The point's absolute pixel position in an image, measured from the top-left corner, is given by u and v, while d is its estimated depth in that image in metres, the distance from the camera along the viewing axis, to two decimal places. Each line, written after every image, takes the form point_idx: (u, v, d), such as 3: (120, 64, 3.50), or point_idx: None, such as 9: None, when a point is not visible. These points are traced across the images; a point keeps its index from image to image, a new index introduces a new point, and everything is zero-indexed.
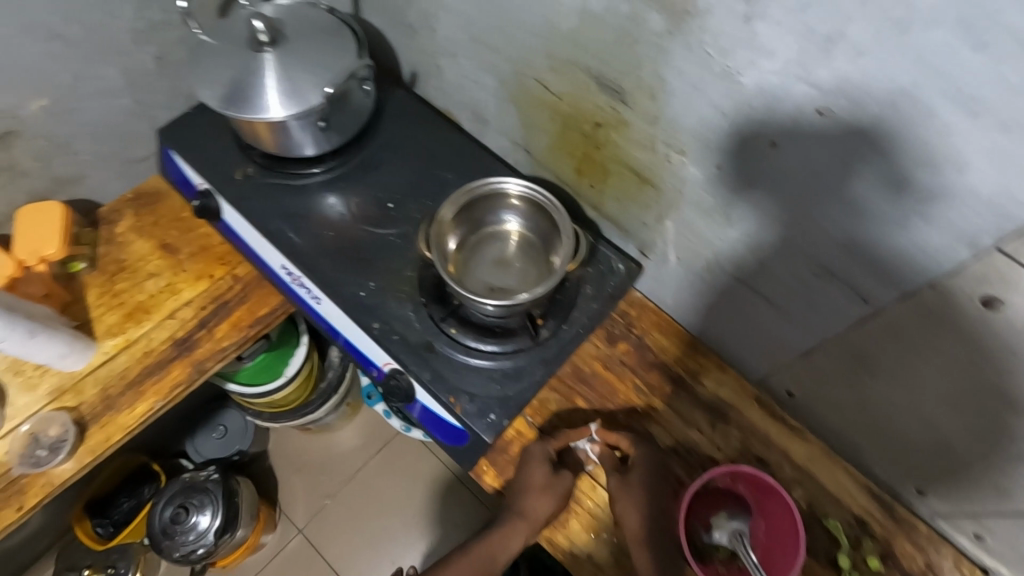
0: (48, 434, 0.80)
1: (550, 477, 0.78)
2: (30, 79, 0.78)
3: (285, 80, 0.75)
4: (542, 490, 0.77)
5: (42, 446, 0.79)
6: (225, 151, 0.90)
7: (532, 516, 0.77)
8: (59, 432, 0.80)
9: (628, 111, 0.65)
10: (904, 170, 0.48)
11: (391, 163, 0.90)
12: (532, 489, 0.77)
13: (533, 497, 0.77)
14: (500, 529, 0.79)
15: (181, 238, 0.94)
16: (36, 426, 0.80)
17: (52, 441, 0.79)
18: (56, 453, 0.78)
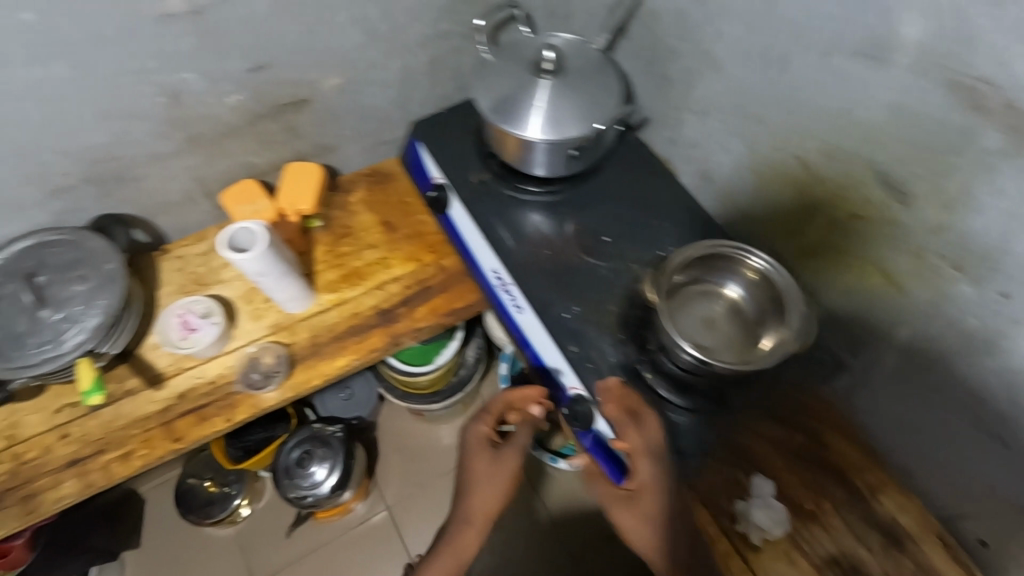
0: (265, 362, 0.91)
1: (491, 458, 0.84)
2: (338, 60, 0.90)
3: (557, 109, 0.81)
4: (478, 459, 0.84)
5: (258, 371, 0.90)
6: (465, 154, 0.98)
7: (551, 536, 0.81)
8: (275, 362, 0.90)
9: (904, 213, 0.64)
10: None
11: (610, 199, 0.94)
12: (472, 460, 0.85)
13: (476, 466, 0.84)
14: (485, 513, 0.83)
15: (401, 220, 1.03)
16: (257, 352, 0.91)
17: (266, 368, 0.90)
18: (269, 379, 0.89)
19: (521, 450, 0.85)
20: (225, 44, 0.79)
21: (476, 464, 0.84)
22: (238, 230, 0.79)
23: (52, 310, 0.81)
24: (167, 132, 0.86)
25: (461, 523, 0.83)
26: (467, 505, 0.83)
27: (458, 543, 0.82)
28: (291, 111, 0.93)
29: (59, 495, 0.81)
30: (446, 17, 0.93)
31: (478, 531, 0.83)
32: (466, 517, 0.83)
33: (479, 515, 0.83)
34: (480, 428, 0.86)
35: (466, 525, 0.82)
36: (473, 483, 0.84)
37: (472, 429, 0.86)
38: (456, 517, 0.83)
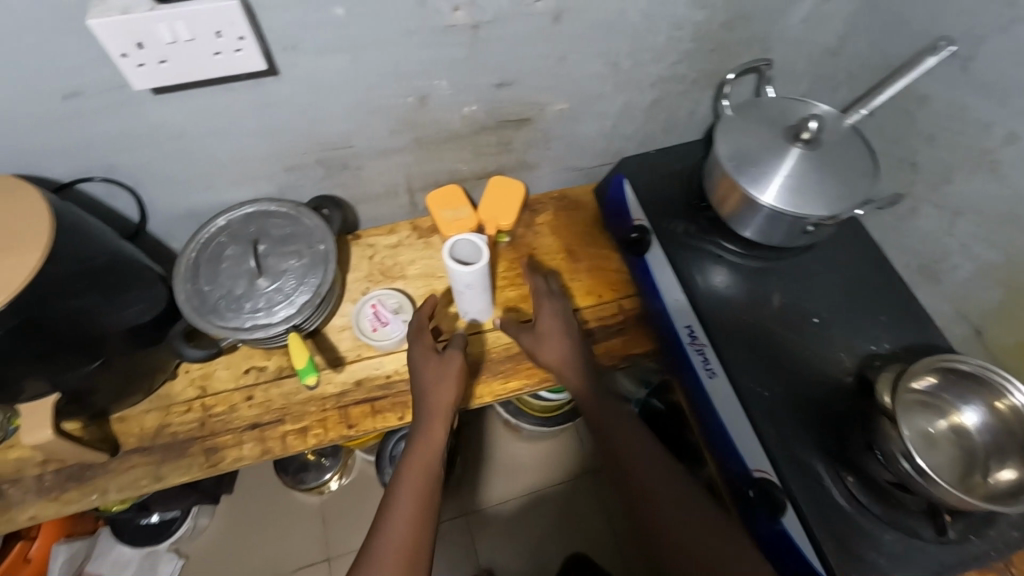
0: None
1: (439, 361, 0.83)
2: (574, 87, 0.89)
3: (807, 181, 0.78)
4: (432, 360, 0.83)
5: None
6: (671, 201, 0.95)
7: (437, 389, 0.82)
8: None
9: None
10: None
11: (821, 278, 0.89)
12: (427, 358, 0.83)
13: (427, 361, 0.83)
14: (439, 402, 0.80)
15: (584, 250, 1.02)
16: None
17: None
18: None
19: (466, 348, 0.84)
20: (484, 59, 0.80)
21: (424, 359, 0.83)
22: (461, 241, 0.82)
23: (268, 280, 0.85)
24: (400, 129, 0.88)
25: (424, 415, 0.80)
26: (430, 405, 0.80)
27: (425, 431, 0.79)
28: (511, 127, 0.93)
29: (237, 455, 0.84)
30: (688, 61, 0.90)
31: (442, 426, 0.80)
32: (428, 414, 0.80)
33: (426, 400, 0.81)
34: (419, 337, 0.86)
35: (436, 408, 0.80)
36: (427, 388, 0.81)
37: (415, 342, 0.85)
38: (423, 406, 0.81)
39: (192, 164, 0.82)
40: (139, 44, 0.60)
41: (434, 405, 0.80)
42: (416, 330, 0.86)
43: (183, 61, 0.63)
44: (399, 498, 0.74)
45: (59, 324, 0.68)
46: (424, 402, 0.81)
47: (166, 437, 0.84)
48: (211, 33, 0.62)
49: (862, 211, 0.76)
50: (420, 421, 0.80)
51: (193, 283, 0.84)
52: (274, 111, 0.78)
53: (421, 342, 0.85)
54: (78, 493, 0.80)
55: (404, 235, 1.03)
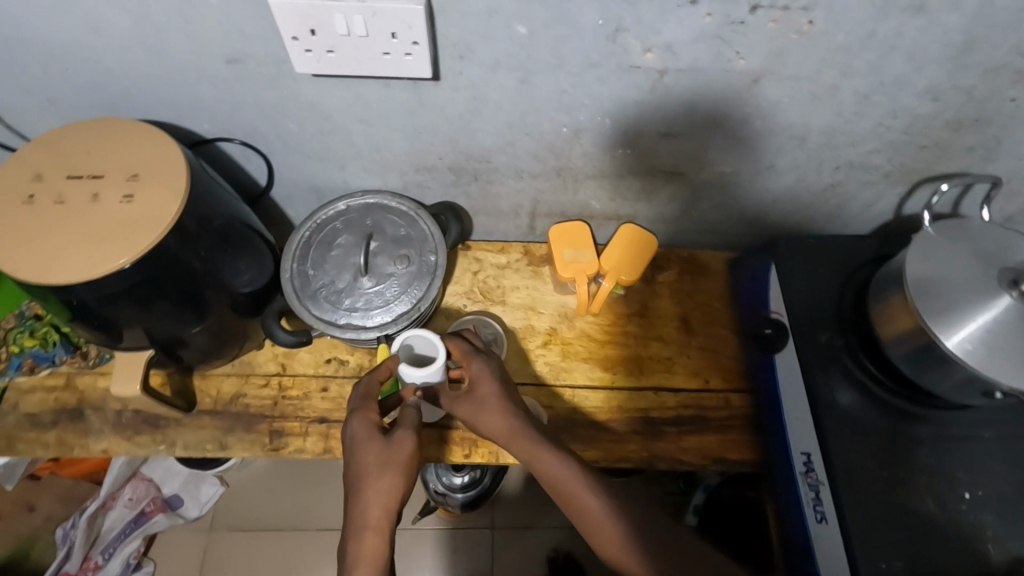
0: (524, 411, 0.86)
1: (379, 445, 0.65)
2: (746, 153, 0.78)
3: (1007, 341, 0.64)
4: (368, 430, 0.67)
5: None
6: (821, 302, 0.83)
7: (373, 488, 0.63)
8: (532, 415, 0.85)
9: None
10: None
11: (991, 448, 0.73)
12: (362, 431, 0.67)
13: (361, 432, 0.67)
14: (377, 479, 0.64)
15: (704, 326, 0.92)
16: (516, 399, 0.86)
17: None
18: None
19: (414, 427, 0.67)
20: (658, 105, 0.71)
21: (363, 430, 0.67)
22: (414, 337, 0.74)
23: (372, 281, 0.82)
24: (543, 157, 0.81)
25: (355, 531, 0.62)
26: (362, 503, 0.63)
27: (365, 522, 0.62)
28: (662, 178, 0.84)
29: (300, 446, 0.82)
30: (888, 156, 0.77)
31: (379, 537, 0.62)
32: (362, 520, 0.62)
33: (368, 478, 0.64)
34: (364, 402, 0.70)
35: (376, 492, 0.63)
36: (371, 468, 0.64)
37: (353, 416, 0.69)
38: (361, 489, 0.63)
39: (328, 146, 0.79)
40: (312, 30, 0.57)
41: (370, 482, 0.63)
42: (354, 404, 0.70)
43: (351, 53, 0.59)
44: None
45: (173, 291, 0.67)
46: (356, 485, 0.64)
47: (239, 406, 0.84)
48: (387, 33, 0.57)
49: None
50: (357, 509, 0.63)
51: (300, 264, 0.83)
52: (423, 114, 0.73)
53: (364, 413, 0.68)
54: (149, 438, 0.82)
55: (515, 257, 0.97)
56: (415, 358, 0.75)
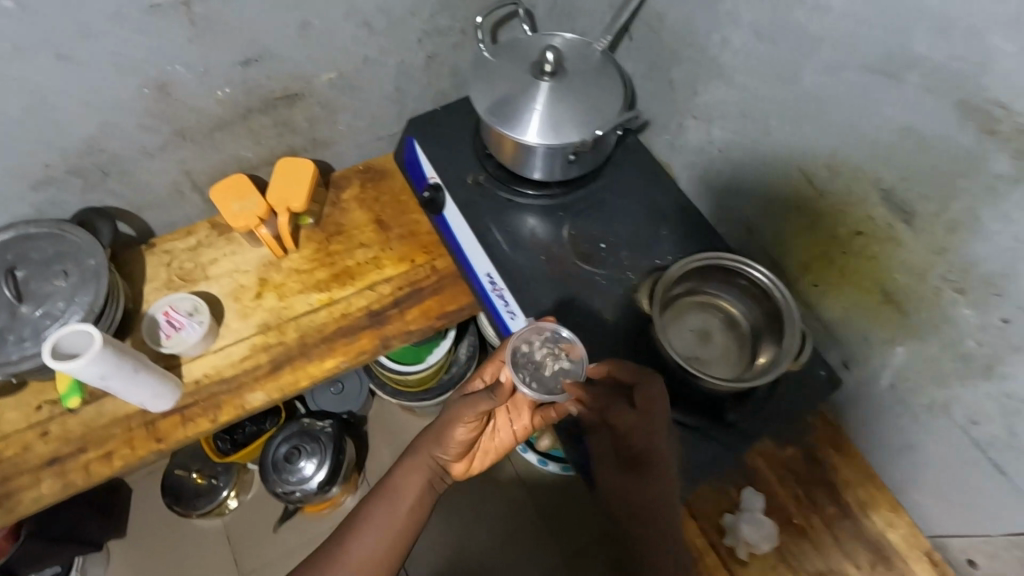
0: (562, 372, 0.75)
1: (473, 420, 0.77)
2: (334, 53, 0.87)
3: (552, 112, 0.79)
4: (465, 439, 0.78)
5: (548, 375, 0.74)
6: (462, 153, 0.95)
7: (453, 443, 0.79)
8: (559, 370, 0.75)
9: (906, 231, 0.62)
10: None
11: (613, 203, 0.92)
12: (460, 439, 0.77)
13: (457, 439, 0.78)
14: (435, 469, 0.80)
15: (395, 217, 1.02)
16: (576, 366, 0.75)
17: (549, 375, 0.74)
18: (549, 388, 0.73)
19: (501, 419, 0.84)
20: (215, 35, 0.77)
21: (461, 440, 0.78)
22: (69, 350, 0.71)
23: (34, 306, 0.80)
24: (155, 125, 0.84)
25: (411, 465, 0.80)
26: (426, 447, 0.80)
27: (402, 493, 0.78)
28: (283, 104, 0.91)
29: (36, 496, 0.79)
30: (445, 13, 0.90)
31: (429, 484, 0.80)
32: (422, 461, 0.79)
33: (424, 466, 0.79)
34: (470, 415, 0.75)
35: (418, 477, 0.79)
36: (439, 456, 0.80)
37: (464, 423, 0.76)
38: (404, 467, 0.79)
39: None
40: None
41: (429, 468, 0.80)
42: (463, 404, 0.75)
43: None
44: (370, 544, 0.75)
45: None
46: (408, 469, 0.79)
47: None
48: None
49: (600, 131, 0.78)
50: (395, 481, 0.79)
51: None
52: None
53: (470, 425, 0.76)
54: None
55: (202, 235, 0.98)
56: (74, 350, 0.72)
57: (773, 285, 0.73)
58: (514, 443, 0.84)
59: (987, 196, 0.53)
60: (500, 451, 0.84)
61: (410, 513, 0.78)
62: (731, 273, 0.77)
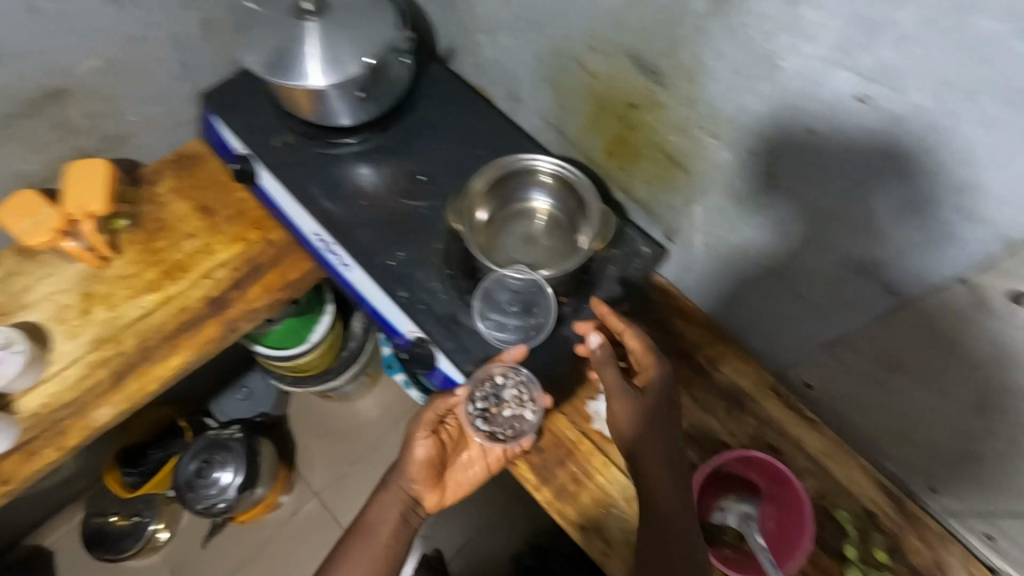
0: (512, 416, 0.82)
1: (430, 444, 0.80)
2: (85, 36, 0.81)
3: (325, 48, 0.77)
4: (425, 459, 0.79)
5: (500, 416, 0.82)
6: (263, 116, 0.91)
7: (419, 470, 0.79)
8: (516, 415, 0.82)
9: (662, 92, 0.65)
10: (928, 169, 0.48)
11: (427, 134, 0.91)
12: (420, 459, 0.79)
13: (418, 459, 0.79)
14: (410, 501, 0.80)
15: (218, 200, 0.97)
16: (526, 423, 0.82)
17: (502, 416, 0.82)
18: (495, 429, 0.82)
19: (472, 459, 0.83)
20: None
21: (424, 459, 0.79)
22: None
23: None
24: None
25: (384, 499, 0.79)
26: (399, 480, 0.80)
27: (377, 529, 0.77)
28: (48, 104, 0.84)
29: None
30: None
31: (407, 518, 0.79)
32: (396, 496, 0.79)
33: (398, 496, 0.79)
34: (425, 425, 0.79)
35: (390, 510, 0.78)
36: (410, 486, 0.80)
37: (421, 437, 0.79)
38: (379, 501, 0.79)
39: None
40: None
41: (404, 501, 0.79)
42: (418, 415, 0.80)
43: None
44: None
45: None
46: (382, 500, 0.79)
47: None
48: None
49: (370, 59, 0.77)
50: (371, 516, 0.78)
51: None
52: None
53: (426, 438, 0.79)
54: None
55: (7, 264, 0.91)
56: None
57: (563, 168, 0.76)
58: (485, 476, 0.83)
59: (701, 37, 0.56)
60: (472, 484, 0.83)
61: (388, 547, 0.76)
62: (528, 173, 0.80)
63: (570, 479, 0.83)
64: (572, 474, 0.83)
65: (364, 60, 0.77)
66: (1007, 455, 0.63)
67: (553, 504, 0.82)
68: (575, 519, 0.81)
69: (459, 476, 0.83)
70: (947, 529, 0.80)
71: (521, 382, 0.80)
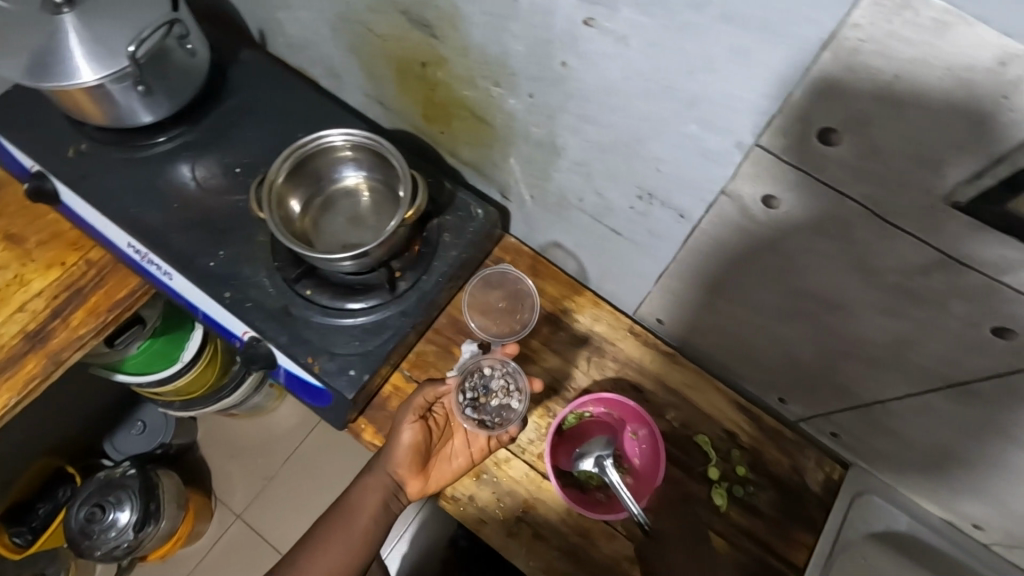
0: (501, 408, 0.81)
1: (414, 432, 0.77)
2: None
3: (87, 41, 0.70)
4: (409, 445, 0.77)
5: (489, 406, 0.81)
6: (54, 126, 0.83)
7: (401, 457, 0.77)
8: (503, 405, 0.81)
9: (441, 45, 0.63)
10: (662, 84, 0.48)
11: (242, 124, 0.86)
12: (406, 444, 0.76)
13: (403, 444, 0.76)
14: (393, 488, 0.78)
15: (25, 226, 0.89)
16: (514, 412, 0.81)
17: (489, 407, 0.81)
18: (484, 417, 0.80)
19: (458, 453, 0.79)
20: None
21: (410, 444, 0.77)
22: None
23: None
24: None
25: (363, 481, 0.78)
26: (381, 465, 0.78)
27: (357, 513, 0.77)
28: None
29: None
30: None
31: (386, 506, 0.78)
32: (378, 480, 0.77)
33: (381, 481, 0.77)
34: (412, 410, 0.77)
35: (373, 497, 0.77)
36: (394, 472, 0.77)
37: (407, 422, 0.77)
38: (361, 486, 0.77)
39: None
40: None
41: (387, 487, 0.78)
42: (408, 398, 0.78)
43: None
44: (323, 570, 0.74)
45: None
46: (365, 485, 0.77)
47: None
48: None
49: (133, 47, 0.70)
50: (351, 499, 0.77)
51: None
52: None
53: (412, 423, 0.77)
54: None
55: None
56: None
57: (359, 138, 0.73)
58: (469, 471, 0.79)
59: None
60: (456, 477, 0.79)
61: (364, 531, 0.77)
62: (329, 150, 0.77)
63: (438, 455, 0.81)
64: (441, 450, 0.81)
65: (128, 51, 0.70)
66: (820, 355, 0.66)
67: None
68: (450, 493, 0.79)
69: (446, 470, 0.79)
70: (802, 435, 0.83)
71: (508, 373, 0.83)
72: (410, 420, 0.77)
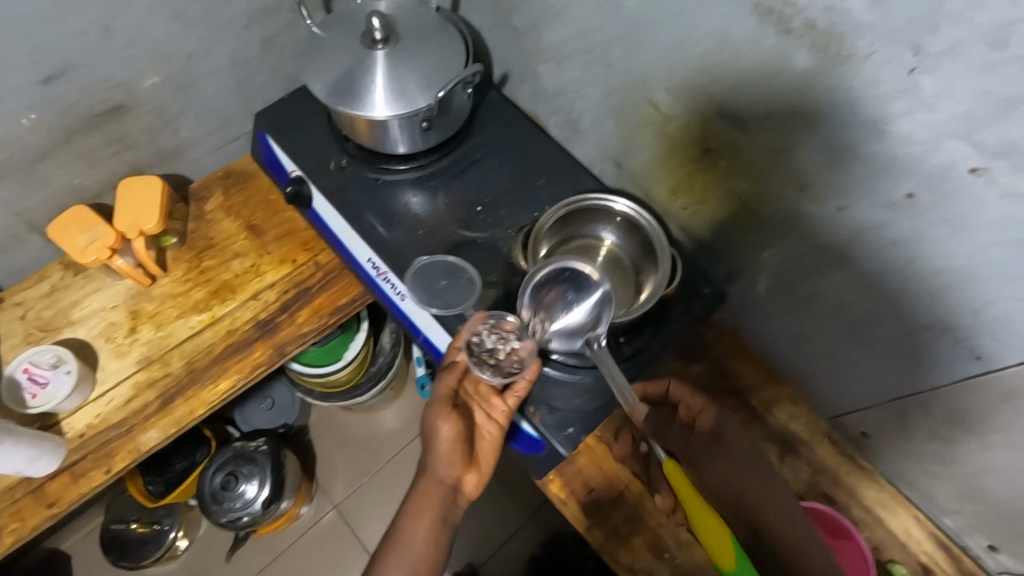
0: (561, 323, 0.77)
1: (454, 424, 0.73)
2: (150, 55, 0.80)
3: (393, 78, 0.76)
4: (452, 441, 0.73)
5: (508, 360, 0.77)
6: (320, 140, 0.90)
7: (444, 460, 0.74)
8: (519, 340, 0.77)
9: (747, 141, 0.64)
10: None
11: (483, 164, 0.90)
12: (449, 439, 0.73)
13: (446, 442, 0.73)
14: (445, 490, 0.75)
15: (266, 220, 0.96)
16: (587, 320, 0.76)
17: (504, 361, 0.77)
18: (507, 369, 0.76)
19: (494, 425, 0.77)
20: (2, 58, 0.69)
21: (452, 437, 0.73)
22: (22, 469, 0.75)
23: None
24: None
25: (414, 500, 0.74)
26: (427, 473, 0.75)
27: (414, 533, 0.73)
28: (108, 120, 0.83)
29: None
30: None
31: (443, 518, 0.74)
32: (428, 491, 0.74)
33: (434, 491, 0.74)
34: (443, 402, 0.73)
35: (429, 516, 0.73)
36: (448, 473, 0.74)
37: (442, 416, 0.73)
38: (416, 504, 0.74)
39: None
40: None
41: (439, 491, 0.74)
42: (433, 396, 0.75)
43: None
44: None
45: None
46: (417, 509, 0.74)
47: None
48: None
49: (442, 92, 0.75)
50: (403, 524, 0.74)
51: None
52: None
53: (448, 416, 0.73)
54: None
55: (58, 277, 0.90)
56: (24, 461, 0.75)
57: (635, 211, 0.76)
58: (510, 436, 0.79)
59: (801, 95, 0.55)
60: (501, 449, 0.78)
61: (426, 553, 0.73)
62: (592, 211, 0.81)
63: (623, 521, 0.81)
64: (623, 516, 0.81)
65: (436, 94, 0.76)
66: None
67: (606, 547, 0.80)
68: (629, 565, 0.79)
69: (488, 447, 0.77)
70: None
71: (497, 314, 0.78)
72: (445, 414, 0.73)
